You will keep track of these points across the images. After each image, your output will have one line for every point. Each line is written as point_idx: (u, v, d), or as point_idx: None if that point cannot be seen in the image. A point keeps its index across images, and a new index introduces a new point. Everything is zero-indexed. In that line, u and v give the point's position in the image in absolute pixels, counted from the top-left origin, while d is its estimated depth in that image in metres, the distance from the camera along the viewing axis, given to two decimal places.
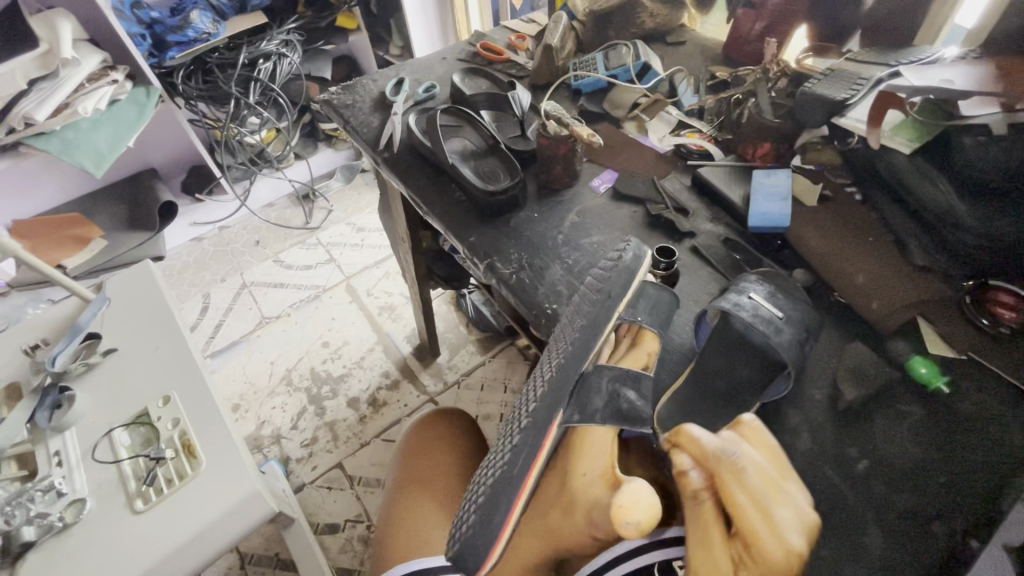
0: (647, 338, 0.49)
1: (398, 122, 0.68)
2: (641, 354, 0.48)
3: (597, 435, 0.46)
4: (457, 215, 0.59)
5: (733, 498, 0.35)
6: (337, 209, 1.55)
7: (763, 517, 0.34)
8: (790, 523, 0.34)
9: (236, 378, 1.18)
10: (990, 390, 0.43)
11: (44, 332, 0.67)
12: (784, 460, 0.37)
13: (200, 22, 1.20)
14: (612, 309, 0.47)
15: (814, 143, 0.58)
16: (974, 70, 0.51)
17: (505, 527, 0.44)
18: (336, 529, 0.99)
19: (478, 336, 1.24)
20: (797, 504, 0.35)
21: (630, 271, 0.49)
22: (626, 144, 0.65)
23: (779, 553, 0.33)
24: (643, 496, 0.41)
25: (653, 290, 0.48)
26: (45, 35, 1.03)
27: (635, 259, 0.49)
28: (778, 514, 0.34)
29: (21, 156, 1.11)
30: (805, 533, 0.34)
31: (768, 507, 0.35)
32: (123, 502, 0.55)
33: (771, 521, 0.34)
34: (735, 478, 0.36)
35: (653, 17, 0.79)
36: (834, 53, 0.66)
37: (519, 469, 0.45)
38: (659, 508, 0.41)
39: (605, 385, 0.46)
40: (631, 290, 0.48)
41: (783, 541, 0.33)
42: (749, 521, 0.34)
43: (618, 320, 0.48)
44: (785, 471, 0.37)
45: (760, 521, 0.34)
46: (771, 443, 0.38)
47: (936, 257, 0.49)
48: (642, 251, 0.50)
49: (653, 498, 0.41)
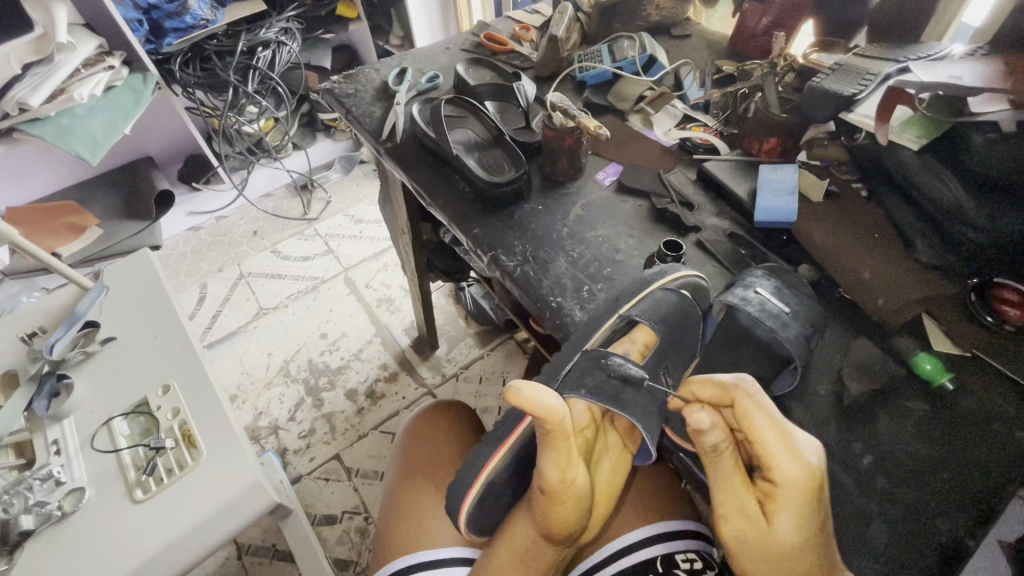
0: (638, 329, 0.50)
1: (401, 111, 0.67)
2: (627, 342, 0.50)
3: (576, 405, 0.46)
4: (461, 207, 0.59)
5: (757, 426, 0.36)
6: (336, 200, 1.54)
7: (784, 443, 0.35)
8: (809, 446, 0.35)
9: (233, 369, 1.17)
10: (992, 385, 0.44)
11: (41, 319, 0.66)
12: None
13: (199, 9, 1.18)
14: (618, 309, 0.48)
15: (821, 139, 0.57)
16: (981, 67, 0.51)
17: (481, 476, 0.44)
18: (334, 521, 0.98)
19: (476, 329, 1.24)
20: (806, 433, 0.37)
21: (647, 280, 0.48)
22: (632, 138, 0.65)
23: (807, 475, 0.34)
24: (551, 401, 0.37)
25: (661, 292, 0.47)
26: (40, 19, 1.02)
27: (658, 273, 0.48)
28: (795, 438, 0.35)
29: (16, 142, 1.09)
30: (818, 455, 0.35)
31: (787, 432, 0.35)
32: (122, 491, 0.54)
33: (794, 445, 0.35)
34: (765, 420, 0.36)
35: (659, 10, 0.78)
36: (841, 49, 0.66)
37: (503, 430, 0.46)
38: (553, 413, 0.37)
39: (583, 364, 0.46)
40: (641, 294, 0.48)
41: (800, 461, 0.34)
42: (770, 449, 0.35)
43: (623, 317, 0.48)
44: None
45: (779, 443, 0.35)
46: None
47: (940, 253, 0.48)
48: (670, 267, 0.48)
49: (556, 406, 0.38)
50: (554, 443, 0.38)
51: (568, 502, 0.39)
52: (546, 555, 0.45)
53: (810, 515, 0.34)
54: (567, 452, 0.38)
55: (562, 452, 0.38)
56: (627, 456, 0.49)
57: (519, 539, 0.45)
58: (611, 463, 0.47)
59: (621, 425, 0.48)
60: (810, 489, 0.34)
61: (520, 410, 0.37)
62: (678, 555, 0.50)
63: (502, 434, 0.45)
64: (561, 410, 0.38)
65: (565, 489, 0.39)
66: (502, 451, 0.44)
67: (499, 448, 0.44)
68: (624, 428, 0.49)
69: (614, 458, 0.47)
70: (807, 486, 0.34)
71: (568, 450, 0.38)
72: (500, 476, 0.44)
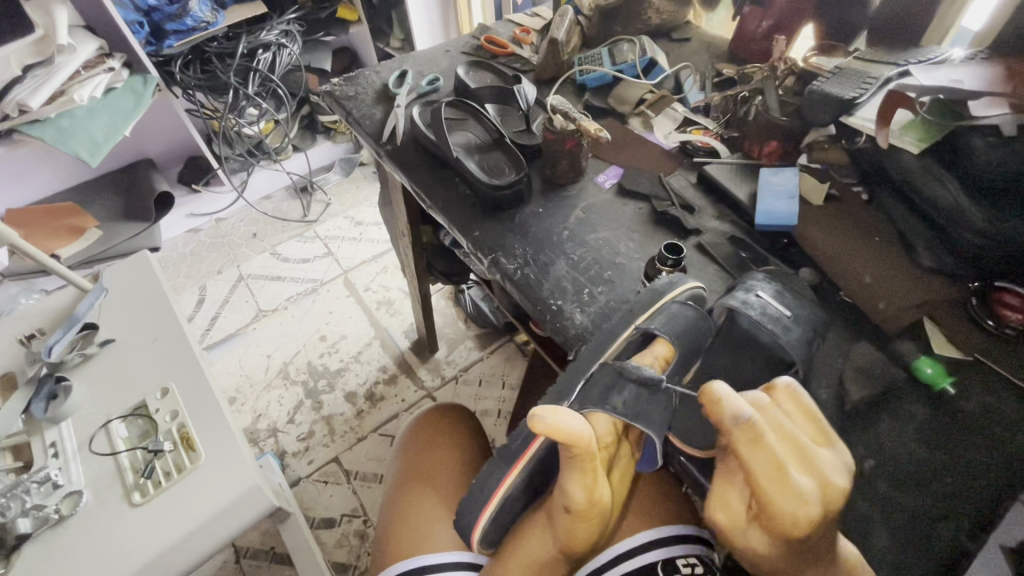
0: (657, 342, 0.45)
1: (402, 114, 0.67)
2: (647, 357, 0.45)
3: (599, 420, 0.41)
4: (461, 209, 0.59)
5: (753, 466, 0.32)
6: (335, 203, 1.54)
7: (778, 482, 0.32)
8: (810, 492, 0.32)
9: (232, 371, 1.17)
10: (996, 389, 0.44)
11: (39, 321, 0.66)
12: (824, 425, 0.36)
13: (198, 11, 1.19)
14: (634, 321, 0.45)
15: (822, 142, 0.58)
16: (983, 70, 0.51)
17: (495, 495, 0.43)
18: (332, 524, 0.98)
19: (476, 331, 1.24)
20: (819, 471, 0.33)
21: (659, 291, 0.46)
22: (632, 141, 0.65)
23: (795, 521, 0.31)
24: (576, 426, 0.36)
25: (676, 306, 0.45)
26: (41, 21, 1.02)
27: (669, 285, 0.46)
28: (798, 482, 0.32)
29: (15, 144, 1.09)
30: (822, 499, 0.32)
31: (785, 472, 0.32)
32: (120, 494, 0.54)
33: (792, 492, 0.31)
34: (761, 454, 0.32)
35: (659, 13, 0.78)
36: (840, 52, 0.66)
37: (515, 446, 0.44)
38: (578, 438, 0.36)
39: (603, 379, 0.43)
40: (655, 306, 0.45)
41: (791, 505, 0.31)
42: (763, 484, 0.32)
43: (639, 329, 0.45)
44: (823, 436, 0.35)
45: (772, 488, 0.32)
46: (805, 402, 0.36)
47: (942, 257, 0.48)
48: (678, 278, 0.47)
49: (582, 429, 0.36)
50: (578, 467, 0.37)
51: (591, 518, 0.39)
52: (559, 566, 0.44)
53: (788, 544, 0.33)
54: (593, 473, 0.38)
55: (589, 473, 0.37)
56: (633, 462, 0.46)
57: (532, 551, 0.44)
58: (622, 472, 0.44)
59: (635, 433, 0.45)
60: (796, 529, 0.32)
61: (548, 438, 0.36)
62: (680, 560, 0.49)
63: (512, 455, 0.43)
64: (587, 432, 0.37)
65: (591, 507, 0.38)
66: (516, 470, 0.42)
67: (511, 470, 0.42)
68: (636, 438, 0.45)
69: (624, 467, 0.45)
70: (791, 525, 0.32)
71: (595, 471, 0.37)
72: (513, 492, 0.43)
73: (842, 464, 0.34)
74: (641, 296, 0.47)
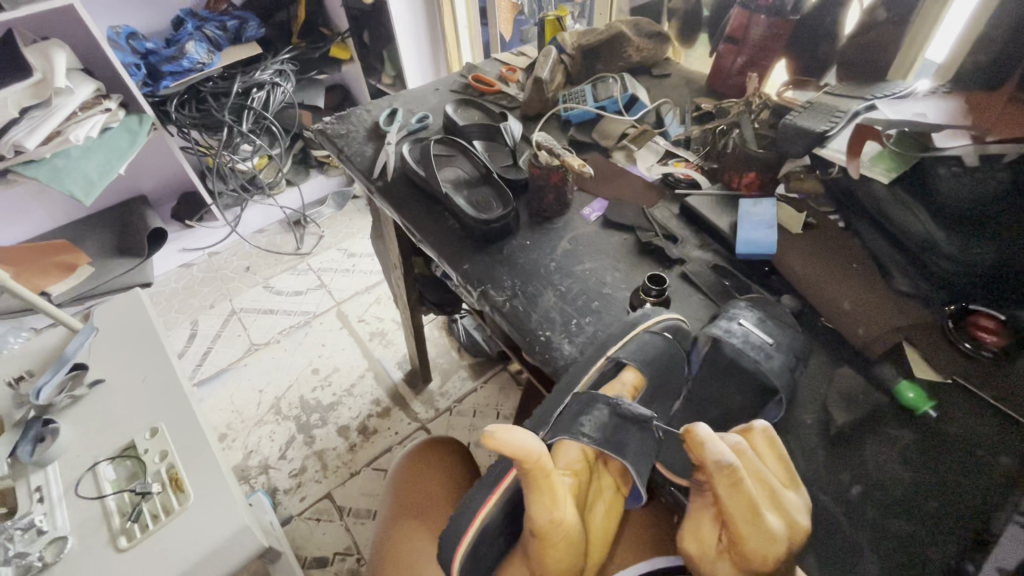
0: (626, 369, 0.45)
1: (392, 151, 0.69)
2: (617, 385, 0.44)
3: (567, 449, 0.41)
4: (449, 243, 0.60)
5: (730, 508, 0.33)
6: (328, 235, 1.55)
7: (753, 521, 0.32)
8: (780, 533, 0.33)
9: (223, 407, 1.16)
10: (975, 410, 0.45)
11: (28, 362, 0.66)
12: (792, 469, 0.37)
13: (195, 53, 1.24)
14: (606, 350, 0.46)
15: (797, 172, 0.60)
16: (944, 106, 0.54)
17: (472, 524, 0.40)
18: (325, 563, 0.96)
19: (470, 361, 1.24)
20: (790, 511, 0.34)
21: (634, 323, 0.47)
22: (615, 173, 0.67)
23: (761, 557, 0.32)
24: (528, 441, 0.35)
25: (648, 335, 0.46)
26: (39, 65, 1.04)
27: (644, 315, 0.47)
28: (770, 522, 0.33)
29: (10, 183, 1.10)
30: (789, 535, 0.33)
31: (759, 515, 0.33)
32: (106, 540, 0.53)
33: (764, 534, 0.32)
34: (738, 492, 0.33)
35: (639, 50, 0.82)
36: (813, 86, 0.69)
37: (496, 474, 0.42)
38: (525, 453, 0.35)
39: (573, 408, 0.42)
40: (629, 336, 0.46)
41: (764, 542, 0.32)
42: (739, 522, 0.33)
43: (611, 359, 0.45)
44: (790, 478, 0.36)
45: (747, 526, 0.32)
46: (779, 447, 0.37)
47: (916, 282, 0.50)
48: (657, 312, 0.48)
49: (532, 444, 0.36)
50: (535, 485, 0.36)
51: (558, 545, 0.37)
52: None
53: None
54: (551, 493, 0.36)
55: (546, 492, 0.36)
56: (620, 498, 0.43)
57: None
58: (605, 506, 0.41)
59: (617, 466, 0.42)
60: (764, 565, 0.32)
61: (495, 453, 0.35)
62: None
63: (494, 478, 0.42)
64: (539, 448, 0.36)
65: (553, 531, 0.36)
66: (494, 497, 0.41)
67: (493, 491, 0.41)
68: (619, 470, 0.42)
69: (609, 501, 0.42)
70: (763, 562, 0.32)
71: (552, 491, 0.36)
72: (504, 522, 0.42)
73: (804, 506, 0.35)
74: (617, 328, 0.48)
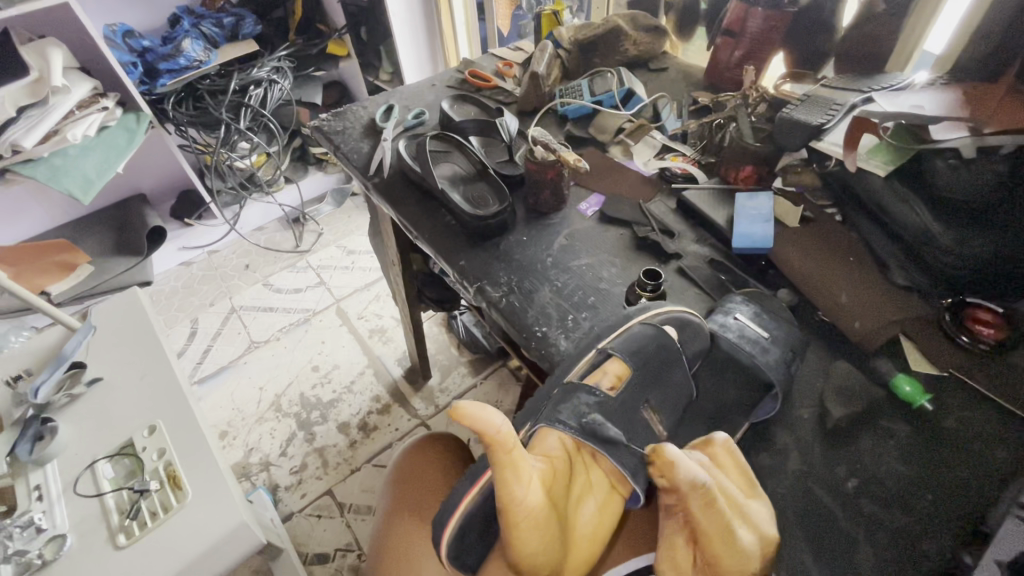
0: (612, 360, 0.43)
1: (388, 147, 0.69)
2: (601, 374, 0.43)
3: (548, 439, 0.39)
4: (446, 239, 0.60)
5: (705, 527, 0.32)
6: (327, 232, 1.55)
7: (728, 538, 0.32)
8: (753, 546, 0.33)
9: (223, 405, 1.16)
10: (973, 403, 0.44)
11: (27, 361, 0.66)
12: (752, 479, 0.37)
13: (191, 50, 1.24)
14: (598, 343, 0.45)
15: (794, 166, 0.60)
16: (943, 97, 0.53)
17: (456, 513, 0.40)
18: (326, 559, 0.96)
19: (469, 357, 1.24)
20: (758, 524, 0.34)
21: (630, 318, 0.47)
22: (612, 168, 0.67)
23: (739, 573, 0.32)
24: (489, 417, 0.33)
25: (638, 328, 0.45)
26: (35, 63, 1.04)
27: (640, 311, 0.47)
28: (742, 540, 0.32)
29: (8, 183, 1.10)
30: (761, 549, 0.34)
31: (734, 532, 0.32)
32: (105, 537, 0.53)
33: (739, 549, 0.32)
34: (712, 510, 0.32)
35: (636, 44, 0.82)
36: (811, 79, 0.68)
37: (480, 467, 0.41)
38: (486, 428, 0.33)
39: (556, 397, 0.42)
40: (622, 330, 0.46)
41: (740, 557, 0.32)
42: (716, 541, 0.32)
43: (602, 351, 0.44)
44: (751, 491, 0.37)
45: (724, 544, 0.32)
46: (740, 462, 0.37)
47: (913, 275, 0.50)
48: (656, 306, 0.47)
49: (493, 420, 0.33)
50: (498, 464, 0.33)
51: (524, 531, 0.33)
52: None
53: None
54: (515, 472, 0.34)
55: (507, 471, 0.33)
56: (617, 500, 0.38)
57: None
58: (594, 505, 0.37)
59: (609, 459, 0.38)
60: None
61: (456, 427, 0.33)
62: None
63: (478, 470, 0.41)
64: (503, 424, 0.33)
65: (517, 513, 0.33)
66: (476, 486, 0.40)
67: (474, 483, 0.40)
68: (613, 468, 0.38)
69: (601, 499, 0.37)
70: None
71: (516, 468, 0.34)
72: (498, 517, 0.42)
73: (769, 515, 0.36)
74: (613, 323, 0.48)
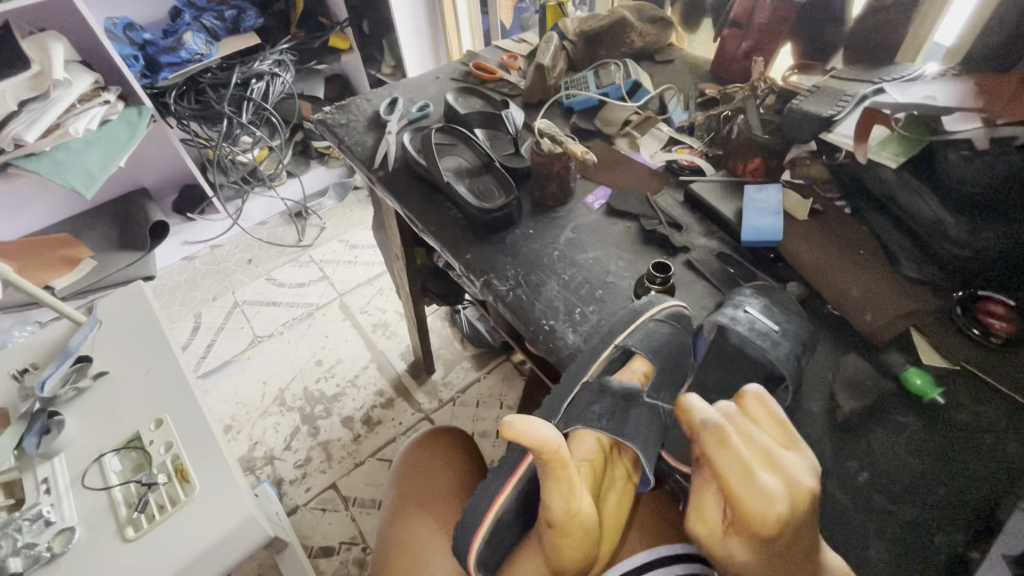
0: (636, 358, 0.47)
1: (393, 140, 0.69)
2: (628, 373, 0.46)
3: (583, 441, 0.43)
4: (453, 233, 0.59)
5: (722, 469, 0.33)
6: (330, 226, 1.55)
7: (746, 477, 0.32)
8: (776, 490, 0.32)
9: (228, 399, 1.16)
10: (984, 399, 0.44)
11: (32, 355, 0.66)
12: (791, 430, 0.35)
13: (193, 43, 1.23)
14: (614, 339, 0.46)
15: (803, 158, 0.59)
16: (954, 88, 0.53)
17: (491, 509, 0.42)
18: (331, 552, 0.97)
19: (473, 351, 1.24)
20: (790, 472, 0.33)
21: (637, 311, 0.46)
22: (619, 161, 0.67)
23: (761, 518, 0.32)
24: (545, 433, 0.36)
25: (653, 325, 0.45)
26: (36, 57, 1.04)
27: (646, 304, 0.46)
28: (764, 480, 0.32)
29: (10, 177, 1.10)
30: (790, 497, 0.32)
31: (754, 473, 0.32)
32: (113, 530, 0.53)
33: (757, 492, 0.32)
34: (723, 446, 0.33)
35: (642, 36, 0.81)
36: (819, 70, 0.67)
37: (510, 466, 0.44)
38: (546, 445, 0.36)
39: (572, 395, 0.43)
40: (635, 326, 0.45)
41: (761, 501, 0.31)
42: (736, 482, 0.32)
43: (619, 347, 0.46)
44: (791, 441, 0.35)
45: (740, 481, 0.32)
46: (773, 410, 0.36)
47: (926, 267, 0.49)
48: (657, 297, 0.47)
49: (549, 434, 0.36)
50: (553, 475, 0.37)
51: (575, 535, 0.38)
52: None
53: (763, 543, 0.32)
54: (568, 482, 0.37)
55: (562, 481, 0.37)
56: (631, 488, 0.45)
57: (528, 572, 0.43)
58: (618, 496, 0.44)
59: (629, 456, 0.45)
60: (767, 524, 0.32)
61: (514, 443, 0.36)
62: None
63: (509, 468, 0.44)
64: (557, 439, 0.37)
65: (571, 521, 0.37)
66: (512, 483, 0.43)
67: (508, 481, 0.43)
68: (631, 460, 0.45)
69: (621, 492, 0.44)
70: (772, 522, 0.32)
71: (570, 481, 0.37)
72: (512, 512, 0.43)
73: (811, 467, 0.34)
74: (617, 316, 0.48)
